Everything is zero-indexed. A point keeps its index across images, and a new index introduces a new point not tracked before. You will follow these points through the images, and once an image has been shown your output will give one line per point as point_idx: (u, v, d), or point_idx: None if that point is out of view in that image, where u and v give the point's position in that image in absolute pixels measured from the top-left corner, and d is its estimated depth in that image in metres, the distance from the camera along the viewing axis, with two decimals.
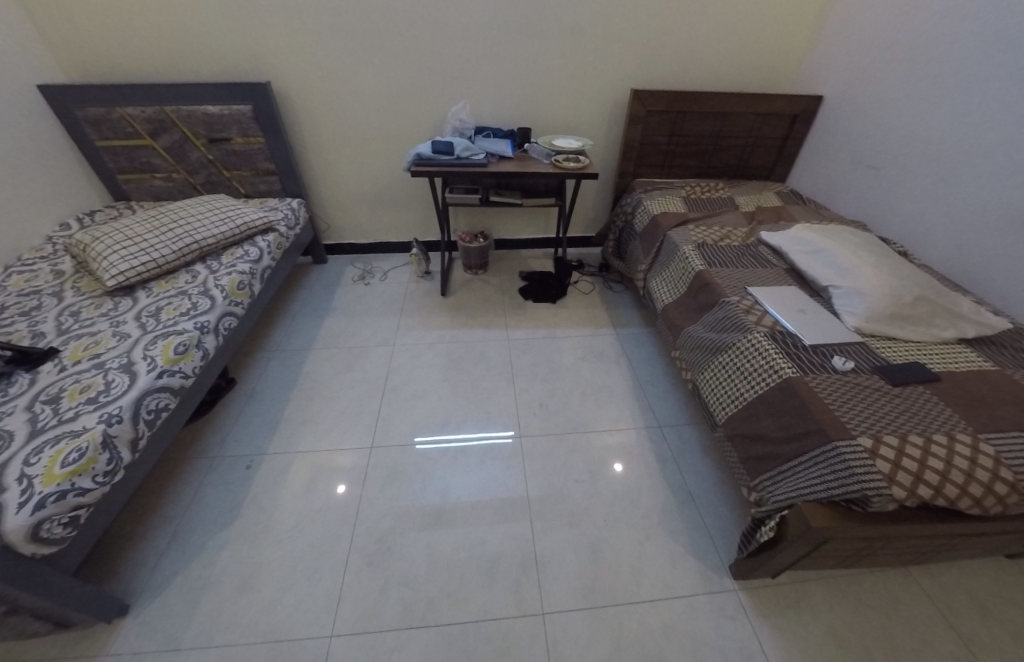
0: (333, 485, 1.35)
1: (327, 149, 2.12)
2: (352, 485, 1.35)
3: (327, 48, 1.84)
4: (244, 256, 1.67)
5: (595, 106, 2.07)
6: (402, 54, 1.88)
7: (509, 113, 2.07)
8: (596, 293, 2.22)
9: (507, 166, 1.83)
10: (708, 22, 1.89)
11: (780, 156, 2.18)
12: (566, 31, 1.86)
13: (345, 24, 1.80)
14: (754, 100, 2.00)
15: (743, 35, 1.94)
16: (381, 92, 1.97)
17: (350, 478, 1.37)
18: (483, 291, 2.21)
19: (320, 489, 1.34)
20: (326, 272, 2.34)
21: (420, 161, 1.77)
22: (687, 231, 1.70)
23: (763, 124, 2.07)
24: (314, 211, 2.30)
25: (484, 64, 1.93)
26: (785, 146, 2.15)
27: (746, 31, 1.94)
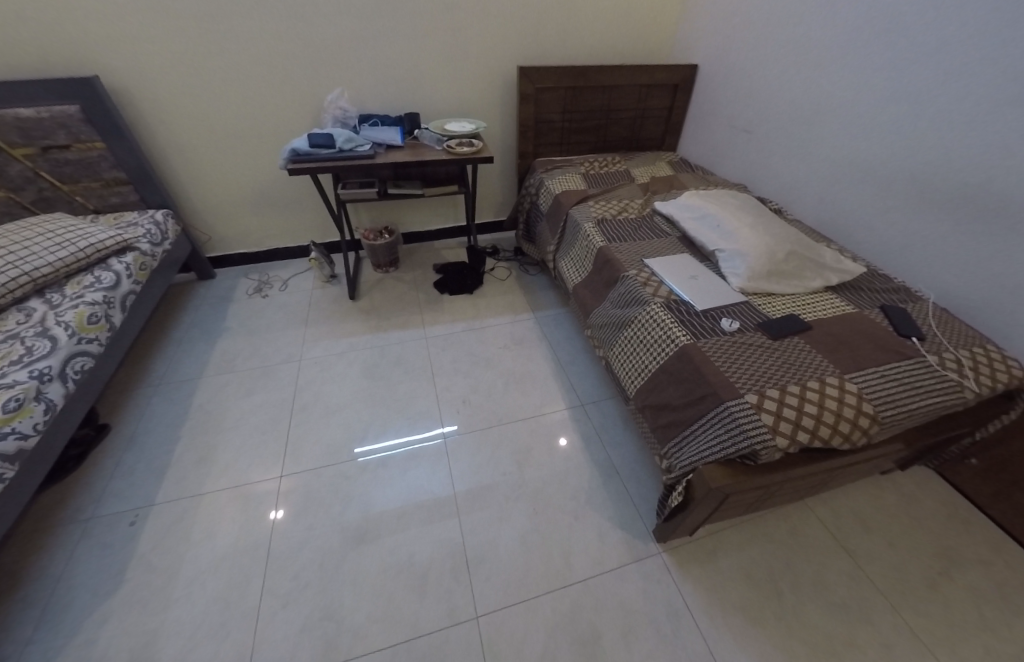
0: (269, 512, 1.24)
1: (191, 151, 1.87)
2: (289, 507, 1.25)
3: (165, 34, 1.60)
4: (94, 284, 1.38)
5: (485, 86, 2.00)
6: (259, 38, 1.68)
7: (395, 98, 1.94)
8: (513, 278, 2.19)
9: (397, 155, 1.71)
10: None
11: (669, 126, 2.25)
12: (441, 8, 1.76)
13: (182, 5, 1.56)
14: (636, 71, 2.03)
15: (618, 8, 1.96)
16: (242, 82, 1.76)
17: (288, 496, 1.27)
18: (396, 290, 2.10)
19: (257, 515, 1.23)
20: (215, 288, 2.09)
21: (297, 158, 1.60)
22: (588, 207, 1.71)
23: (648, 96, 2.11)
24: (189, 222, 2.04)
25: (358, 45, 1.78)
26: (671, 115, 2.21)
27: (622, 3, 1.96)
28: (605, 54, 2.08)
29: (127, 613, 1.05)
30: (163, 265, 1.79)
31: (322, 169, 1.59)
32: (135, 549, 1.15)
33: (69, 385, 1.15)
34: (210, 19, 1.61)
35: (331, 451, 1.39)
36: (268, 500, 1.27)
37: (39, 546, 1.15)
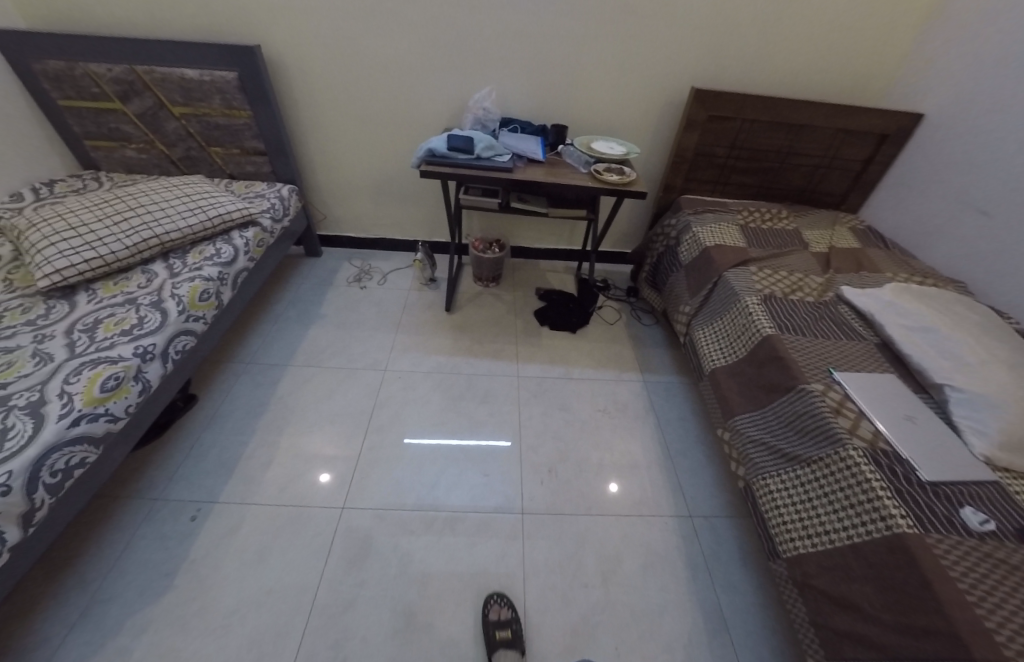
0: (313, 473, 1.27)
1: (327, 129, 1.82)
2: (335, 472, 1.27)
3: (326, 10, 1.54)
4: (214, 256, 1.34)
5: (644, 105, 1.73)
6: (417, 24, 1.57)
7: (540, 105, 1.75)
8: (623, 324, 1.92)
9: (536, 172, 1.51)
10: (794, 12, 1.53)
11: (858, 182, 1.81)
12: (619, 10, 1.52)
13: None
14: (836, 111, 1.63)
15: (836, 31, 1.57)
16: (390, 67, 1.66)
17: (332, 465, 1.29)
18: (494, 310, 1.93)
19: (298, 477, 1.25)
20: (319, 269, 2.07)
21: (432, 159, 1.47)
22: (749, 273, 1.40)
23: (844, 143, 1.71)
24: (310, 199, 2.03)
25: (514, 44, 1.61)
26: (865, 170, 1.78)
27: (841, 26, 1.57)
28: (800, 85, 1.70)
29: (163, 633, 0.96)
30: (279, 240, 1.77)
31: (455, 175, 1.44)
32: (188, 554, 1.07)
33: (167, 364, 1.08)
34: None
35: (396, 494, 1.24)
36: (309, 465, 1.28)
37: (106, 515, 1.13)
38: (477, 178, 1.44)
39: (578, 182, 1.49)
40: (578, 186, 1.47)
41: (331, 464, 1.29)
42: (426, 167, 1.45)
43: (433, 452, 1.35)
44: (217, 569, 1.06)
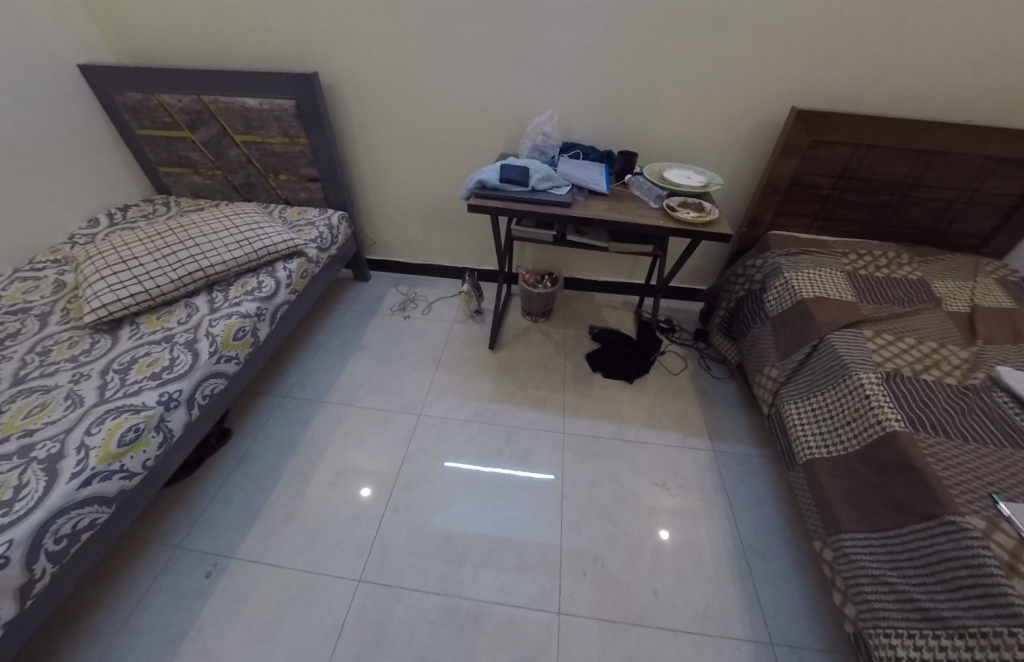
0: (357, 489, 1.26)
1: (381, 154, 1.77)
2: (376, 487, 1.26)
3: (383, 35, 1.48)
4: (255, 290, 1.29)
5: (729, 127, 1.50)
6: (478, 44, 1.46)
7: (607, 129, 1.58)
8: (689, 374, 1.68)
9: (599, 206, 1.32)
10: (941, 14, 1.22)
11: (1006, 222, 1.46)
12: (707, 20, 1.32)
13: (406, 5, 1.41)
14: (985, 135, 1.31)
15: (999, 37, 1.24)
16: (447, 90, 1.57)
17: (376, 480, 1.28)
18: (543, 350, 1.76)
19: (341, 492, 1.25)
20: (365, 294, 2.02)
21: (482, 191, 1.33)
22: (862, 339, 1.13)
23: (992, 175, 1.38)
24: (362, 223, 2.00)
25: (581, 63, 1.46)
26: (1016, 208, 1.43)
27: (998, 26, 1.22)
28: (937, 104, 1.37)
29: None
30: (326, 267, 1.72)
31: (506, 210, 1.28)
32: (197, 617, 1.01)
33: (194, 410, 1.04)
34: (433, 19, 1.43)
35: (418, 570, 1.10)
36: (356, 478, 1.28)
37: (127, 559, 1.09)
38: (530, 212, 1.28)
39: (648, 218, 1.28)
40: (647, 223, 1.26)
41: (376, 477, 1.29)
42: (476, 200, 1.32)
43: (465, 513, 1.22)
44: (225, 635, 0.98)
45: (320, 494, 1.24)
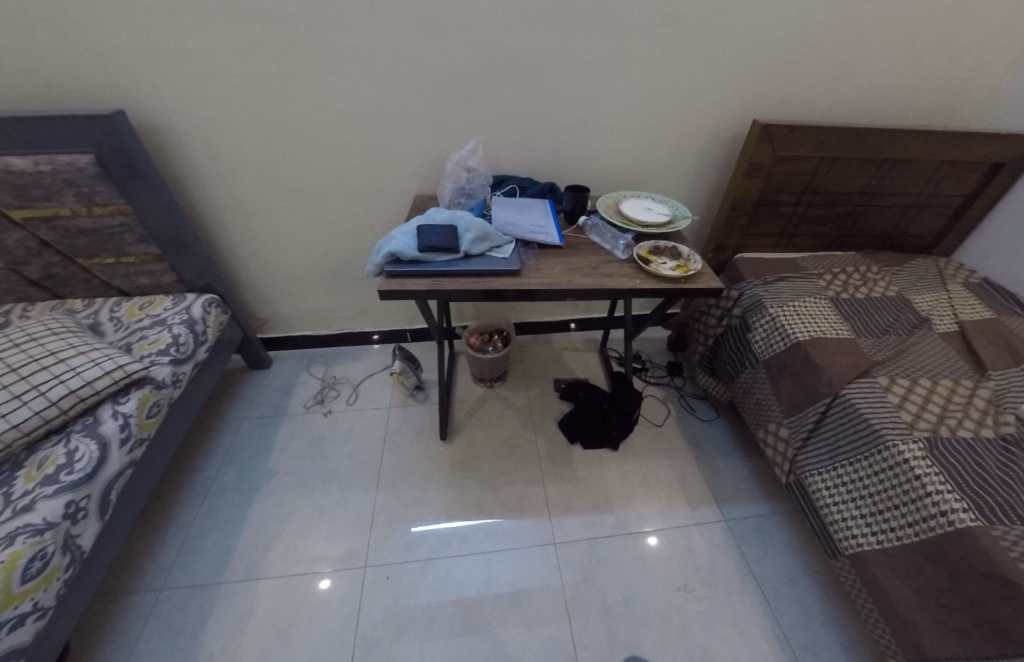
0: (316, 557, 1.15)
1: (258, 211, 1.33)
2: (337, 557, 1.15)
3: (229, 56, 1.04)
4: (58, 475, 0.86)
5: (680, 139, 1.33)
6: (365, 59, 1.08)
7: (547, 158, 1.32)
8: (673, 424, 1.49)
9: (557, 266, 1.03)
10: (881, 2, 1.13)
11: (956, 220, 1.47)
12: (651, 23, 1.10)
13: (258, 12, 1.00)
14: (943, 140, 1.28)
15: (937, 33, 1.19)
16: (333, 124, 1.18)
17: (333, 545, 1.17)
18: (506, 426, 1.46)
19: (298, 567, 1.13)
20: (266, 389, 1.56)
21: (397, 265, 0.97)
22: (881, 390, 0.97)
23: (945, 177, 1.36)
24: (247, 298, 1.53)
25: (508, 82, 1.16)
26: (965, 205, 1.44)
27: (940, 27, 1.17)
28: (881, 103, 1.32)
29: None
30: (197, 375, 1.27)
31: (435, 291, 0.94)
32: None
33: None
34: (292, 25, 1.02)
35: None
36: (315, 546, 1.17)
37: None
38: (463, 290, 0.94)
39: (621, 277, 1.00)
40: (624, 285, 0.97)
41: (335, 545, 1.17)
42: (392, 281, 0.96)
43: None
44: None
45: (277, 610, 1.05)
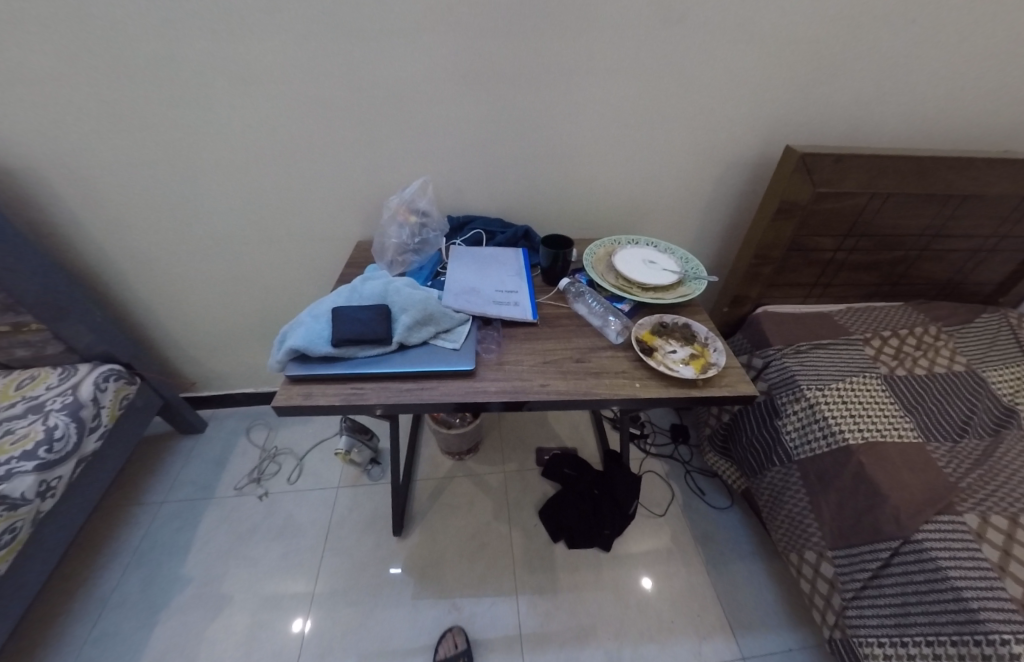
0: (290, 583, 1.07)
1: (168, 254, 1.11)
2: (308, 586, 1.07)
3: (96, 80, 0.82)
4: None
5: (685, 172, 1.06)
6: (272, 74, 0.85)
7: (518, 197, 1.06)
8: (678, 514, 1.22)
9: (526, 357, 0.76)
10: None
11: None
12: (642, 30, 0.84)
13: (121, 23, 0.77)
14: None
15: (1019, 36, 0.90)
16: (244, 154, 0.95)
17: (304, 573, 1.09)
18: (474, 514, 1.21)
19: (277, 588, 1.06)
20: (199, 463, 1.36)
21: (305, 364, 0.72)
22: (972, 538, 0.72)
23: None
24: (175, 349, 1.34)
25: (459, 108, 0.92)
26: None
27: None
28: (948, 120, 1.02)
29: None
30: (88, 471, 1.02)
31: (352, 407, 0.68)
32: None
33: None
34: (174, 32, 0.79)
35: None
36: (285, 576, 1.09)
37: None
38: (394, 405, 0.68)
39: (616, 381, 0.72)
40: (615, 392, 0.70)
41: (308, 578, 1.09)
42: (295, 389, 0.70)
43: None
44: None
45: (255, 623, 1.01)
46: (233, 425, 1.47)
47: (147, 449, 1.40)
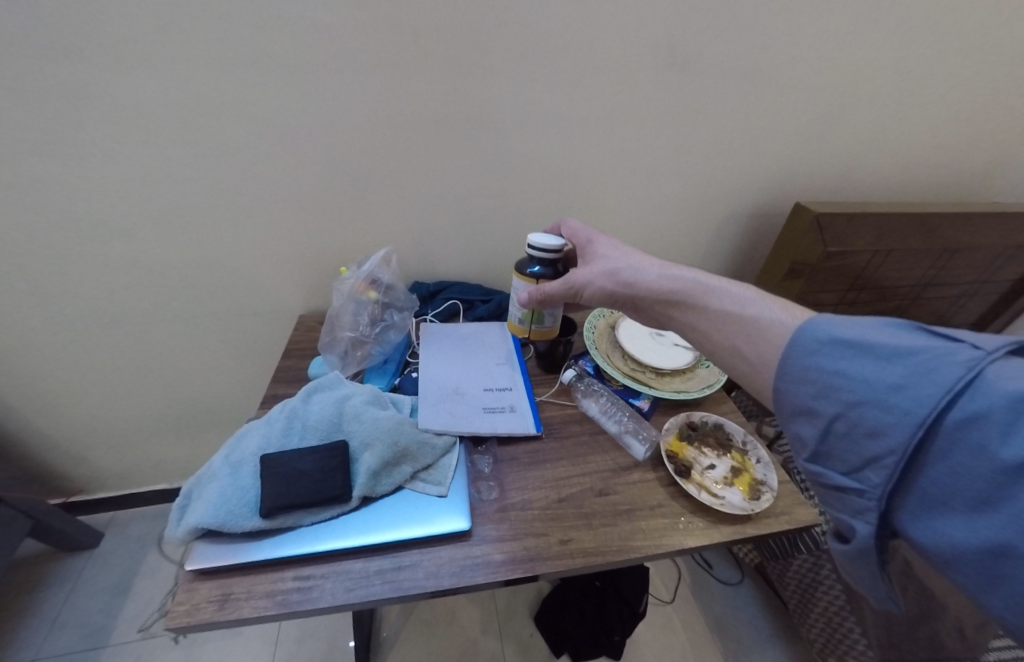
0: None
1: (22, 343, 0.81)
2: None
3: None
4: None
5: (684, 228, 0.94)
6: (168, 115, 0.62)
7: (499, 261, 0.89)
8: (687, 598, 1.09)
9: (536, 492, 0.59)
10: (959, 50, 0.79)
11: (1001, 311, 1.19)
12: (645, 77, 0.71)
13: None
14: (1017, 223, 0.97)
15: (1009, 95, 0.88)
16: (131, 219, 0.71)
17: None
18: (459, 631, 1.01)
19: None
20: (93, 597, 1.05)
21: (221, 541, 0.50)
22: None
23: (1005, 266, 1.06)
24: (52, 454, 1.02)
25: (426, 165, 0.73)
26: (1013, 296, 1.16)
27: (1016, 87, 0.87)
28: (940, 173, 0.99)
29: None
30: None
31: (293, 613, 0.46)
32: None
33: None
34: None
35: None
36: None
37: None
38: (357, 603, 0.47)
39: (657, 526, 0.56)
40: (656, 544, 0.54)
41: None
42: (204, 587, 0.48)
43: None
44: None
45: None
46: (141, 534, 1.16)
47: (17, 582, 1.06)
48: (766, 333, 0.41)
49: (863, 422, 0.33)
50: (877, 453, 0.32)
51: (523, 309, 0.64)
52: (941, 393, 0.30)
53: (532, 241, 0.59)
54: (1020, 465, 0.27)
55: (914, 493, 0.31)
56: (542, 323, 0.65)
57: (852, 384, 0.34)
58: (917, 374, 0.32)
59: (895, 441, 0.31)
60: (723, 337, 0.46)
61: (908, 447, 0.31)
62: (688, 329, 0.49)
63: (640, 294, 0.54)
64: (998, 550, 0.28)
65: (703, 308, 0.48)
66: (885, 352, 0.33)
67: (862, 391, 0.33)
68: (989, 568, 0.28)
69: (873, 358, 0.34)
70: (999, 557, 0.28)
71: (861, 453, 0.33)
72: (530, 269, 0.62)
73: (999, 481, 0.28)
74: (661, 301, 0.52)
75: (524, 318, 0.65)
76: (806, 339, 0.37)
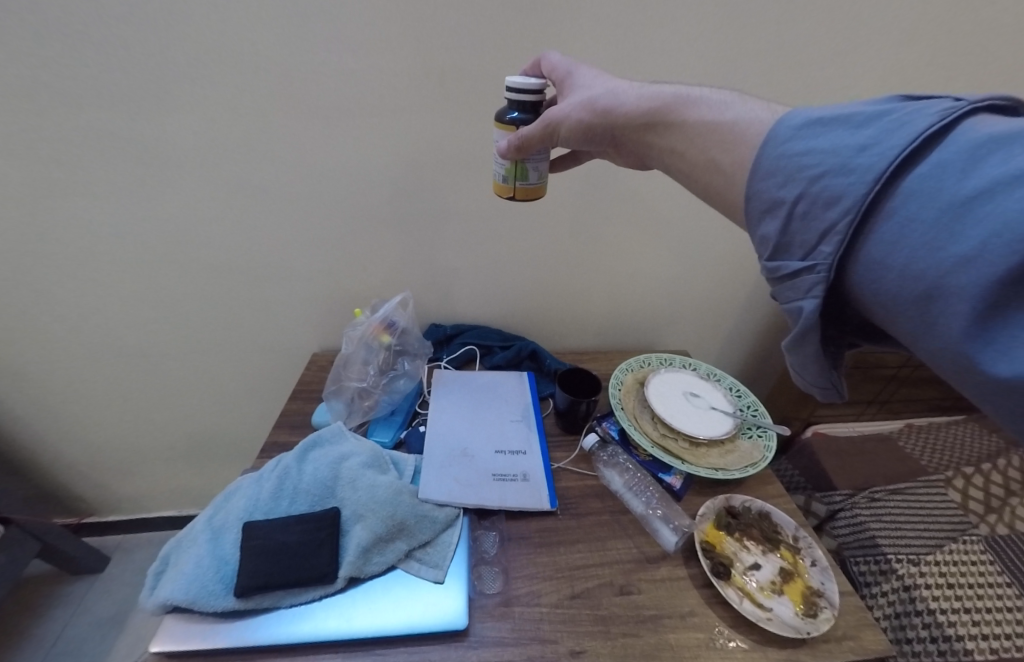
0: None
1: (49, 368, 0.82)
2: None
3: None
4: None
5: (723, 278, 0.87)
6: (198, 159, 0.62)
7: (520, 307, 0.84)
8: None
9: (545, 584, 0.50)
10: None
11: None
12: None
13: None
14: None
15: None
16: (157, 257, 0.71)
17: None
18: None
19: None
20: (88, 629, 1.01)
21: (189, 618, 0.45)
22: None
23: None
24: (70, 476, 1.02)
25: (449, 211, 0.70)
26: None
27: None
28: None
29: None
30: None
31: None
32: None
33: None
34: (37, 99, 0.55)
35: None
36: None
37: None
38: None
39: (690, 643, 0.46)
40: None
41: None
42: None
43: None
44: None
45: None
46: (145, 562, 1.14)
47: (20, 605, 1.04)
48: (745, 135, 0.35)
49: (822, 193, 0.28)
50: (833, 220, 0.27)
51: (505, 162, 0.49)
52: (908, 141, 0.25)
53: (509, 79, 0.46)
54: (977, 195, 0.23)
55: (864, 258, 0.27)
56: (529, 180, 0.50)
57: (817, 155, 0.28)
58: (886, 132, 0.26)
59: (853, 200, 0.27)
60: (700, 154, 0.38)
61: (863, 207, 0.26)
62: (668, 154, 0.41)
63: (620, 125, 0.44)
64: (941, 292, 0.24)
65: (682, 126, 0.40)
66: (857, 118, 0.28)
67: (827, 159, 0.28)
68: (926, 314, 0.25)
69: (841, 123, 0.28)
70: (939, 301, 0.24)
71: (817, 228, 0.28)
72: (509, 115, 0.48)
73: (949, 220, 0.24)
74: (637, 130, 0.43)
75: (508, 173, 0.50)
76: (780, 129, 0.31)
